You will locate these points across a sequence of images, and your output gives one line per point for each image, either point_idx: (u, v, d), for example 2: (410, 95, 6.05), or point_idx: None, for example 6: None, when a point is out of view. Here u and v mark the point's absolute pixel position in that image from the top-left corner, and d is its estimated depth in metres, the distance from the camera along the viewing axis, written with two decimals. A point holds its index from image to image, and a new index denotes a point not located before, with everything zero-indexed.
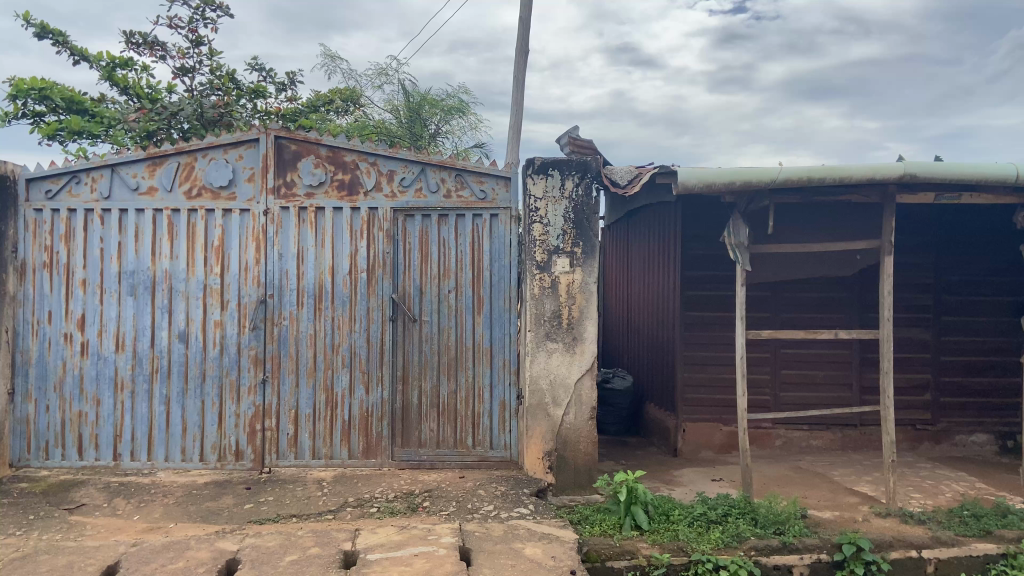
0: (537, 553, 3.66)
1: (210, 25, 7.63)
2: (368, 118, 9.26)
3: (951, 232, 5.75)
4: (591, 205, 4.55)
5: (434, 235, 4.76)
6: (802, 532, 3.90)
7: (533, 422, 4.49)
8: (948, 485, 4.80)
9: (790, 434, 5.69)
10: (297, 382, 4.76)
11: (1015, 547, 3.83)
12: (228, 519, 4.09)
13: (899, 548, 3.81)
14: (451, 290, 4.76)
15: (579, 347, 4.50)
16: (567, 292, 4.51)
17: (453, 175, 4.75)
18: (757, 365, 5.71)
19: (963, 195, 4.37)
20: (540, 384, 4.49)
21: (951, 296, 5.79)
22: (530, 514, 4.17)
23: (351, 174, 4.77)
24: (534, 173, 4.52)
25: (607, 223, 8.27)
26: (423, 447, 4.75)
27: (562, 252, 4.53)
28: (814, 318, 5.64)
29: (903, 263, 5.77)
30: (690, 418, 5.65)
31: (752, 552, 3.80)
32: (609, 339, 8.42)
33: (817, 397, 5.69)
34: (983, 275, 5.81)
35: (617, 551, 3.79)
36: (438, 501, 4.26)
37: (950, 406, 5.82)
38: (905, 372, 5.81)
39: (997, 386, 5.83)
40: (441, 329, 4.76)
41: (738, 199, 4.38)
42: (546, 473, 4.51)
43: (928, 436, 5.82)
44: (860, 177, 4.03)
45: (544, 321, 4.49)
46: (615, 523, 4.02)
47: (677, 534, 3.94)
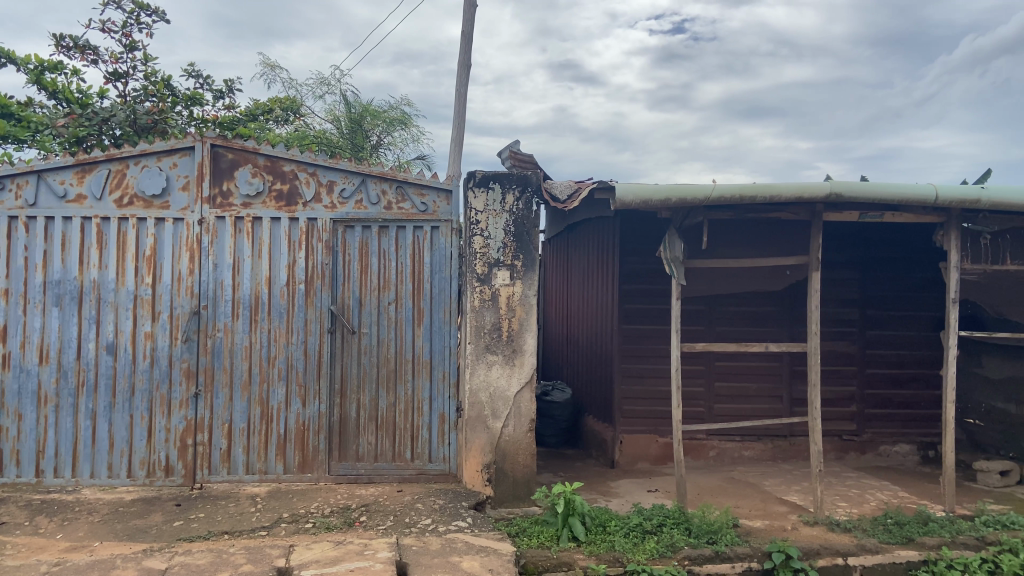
0: (474, 566, 3.67)
1: (145, 30, 7.43)
2: (308, 127, 9.15)
3: (874, 248, 5.99)
4: (531, 218, 4.63)
5: (374, 246, 4.73)
6: (734, 541, 4.00)
7: (472, 436, 4.52)
8: (873, 494, 4.97)
9: (723, 445, 5.81)
10: (231, 396, 4.66)
11: (935, 554, 3.98)
12: (156, 536, 3.96)
13: (826, 556, 3.93)
14: (391, 302, 4.73)
15: (518, 359, 4.56)
16: (507, 305, 4.57)
17: (394, 187, 4.74)
18: (691, 378, 5.82)
19: (886, 214, 4.53)
20: (479, 397, 4.52)
21: (875, 310, 6.03)
22: (469, 527, 4.16)
23: (289, 184, 4.71)
24: (475, 186, 4.58)
25: (547, 238, 8.34)
26: (360, 461, 4.70)
27: (502, 265, 4.59)
28: (747, 331, 5.77)
29: (830, 278, 5.97)
30: (626, 430, 5.71)
31: (686, 562, 3.89)
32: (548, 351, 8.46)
33: (749, 408, 5.83)
34: (906, 290, 6.06)
35: (555, 563, 3.86)
36: (375, 516, 4.22)
37: (876, 418, 6.03)
38: (832, 385, 5.99)
39: (919, 398, 6.08)
40: (381, 341, 4.72)
41: (674, 214, 4.51)
42: (484, 486, 4.52)
43: (854, 447, 6.01)
44: (787, 196, 4.19)
45: (484, 334, 4.53)
46: (552, 535, 4.08)
47: (613, 544, 4.00)
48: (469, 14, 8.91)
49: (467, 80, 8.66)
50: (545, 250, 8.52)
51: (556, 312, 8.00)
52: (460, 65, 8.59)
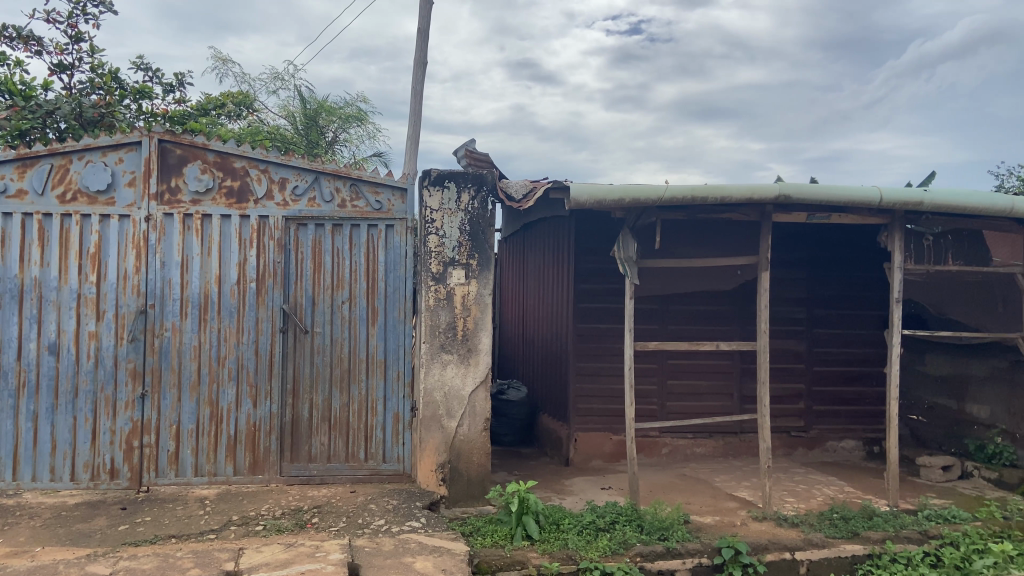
0: (427, 566, 3.66)
1: (92, 21, 7.21)
2: (261, 123, 9.01)
3: (821, 248, 6.13)
4: (487, 218, 4.63)
5: (327, 245, 4.68)
6: (685, 537, 4.06)
7: (426, 435, 4.50)
8: (819, 489, 5.09)
9: (676, 442, 5.88)
10: (179, 397, 4.56)
11: (879, 547, 4.07)
12: (101, 541, 3.86)
13: (773, 550, 4.00)
14: (345, 301, 4.68)
15: (473, 358, 4.56)
16: (462, 304, 4.56)
17: (348, 184, 4.69)
18: (645, 376, 5.87)
19: (833, 215, 4.62)
20: (434, 396, 4.50)
21: (822, 309, 6.17)
22: (422, 527, 4.14)
23: (240, 181, 4.62)
24: (431, 185, 4.57)
25: (503, 236, 8.35)
26: (313, 462, 4.65)
27: (458, 264, 4.58)
28: (699, 329, 5.85)
29: (779, 278, 6.09)
30: (581, 428, 5.75)
31: (638, 558, 3.93)
32: (503, 349, 8.47)
33: (701, 406, 5.92)
34: (852, 290, 6.22)
35: (508, 562, 3.87)
36: (327, 518, 4.17)
37: (823, 414, 6.17)
38: (781, 382, 6.12)
39: (864, 395, 6.24)
40: (334, 341, 4.67)
41: (628, 214, 4.56)
42: (438, 485, 4.51)
43: (802, 443, 6.13)
44: (737, 197, 4.26)
45: (439, 333, 4.52)
46: (506, 534, 4.10)
47: (566, 542, 4.03)
48: (426, 11, 8.87)
49: (423, 77, 8.61)
50: (501, 248, 8.53)
51: (511, 311, 8.01)
52: (417, 62, 8.52)
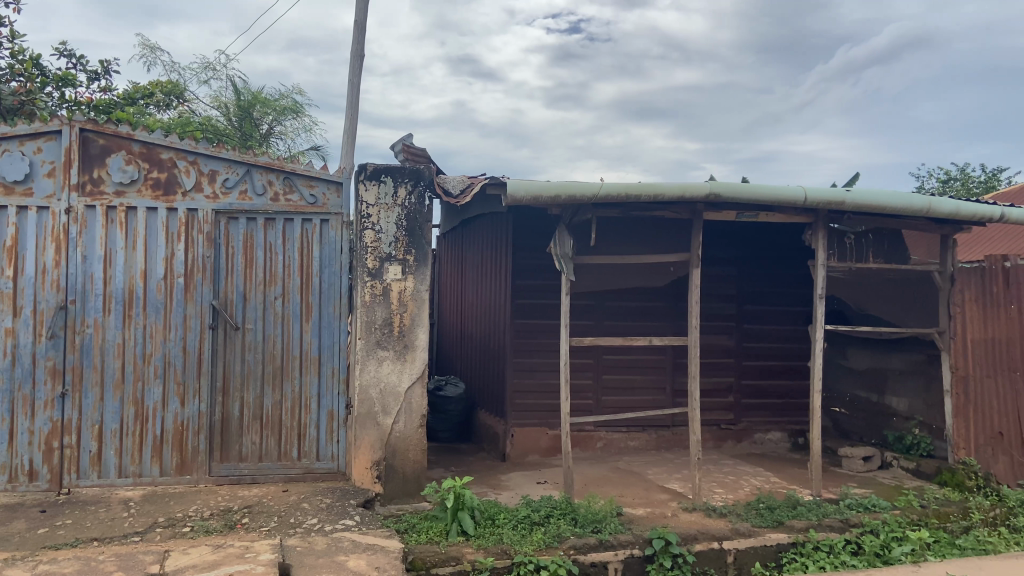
0: (360, 565, 3.62)
1: (11, 4, 6.88)
2: (192, 114, 8.77)
3: (750, 246, 6.30)
4: (424, 213, 4.61)
5: (259, 239, 4.58)
6: (618, 529, 4.12)
7: (361, 433, 4.45)
8: (747, 479, 5.24)
9: (610, 436, 5.96)
10: (102, 396, 4.40)
11: (803, 535, 4.20)
12: (17, 546, 3.69)
13: (702, 540, 4.10)
14: (278, 297, 4.59)
15: (409, 355, 4.53)
16: (398, 300, 4.53)
17: (281, 178, 4.60)
18: (580, 371, 5.93)
19: (760, 214, 4.76)
20: (369, 393, 4.46)
21: (751, 306, 6.35)
22: (355, 526, 4.10)
23: (167, 173, 4.48)
24: (367, 179, 4.51)
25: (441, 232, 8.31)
26: (244, 461, 4.55)
27: (394, 260, 4.54)
28: (633, 325, 5.94)
29: (710, 274, 6.24)
30: (518, 423, 5.77)
31: (571, 550, 3.96)
32: (442, 345, 8.44)
33: (634, 400, 6.02)
34: (779, 286, 6.41)
35: (443, 558, 3.85)
36: (257, 518, 4.09)
37: (751, 407, 6.35)
38: (712, 376, 6.27)
39: (790, 388, 6.45)
40: (266, 337, 4.58)
41: (564, 211, 4.60)
42: (373, 483, 4.47)
43: (731, 435, 6.30)
44: (670, 195, 4.34)
45: (375, 329, 4.48)
46: (441, 530, 4.09)
47: (501, 537, 4.05)
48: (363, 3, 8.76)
49: (359, 70, 8.50)
50: (439, 244, 8.49)
51: (450, 307, 7.98)
52: (353, 55, 8.41)
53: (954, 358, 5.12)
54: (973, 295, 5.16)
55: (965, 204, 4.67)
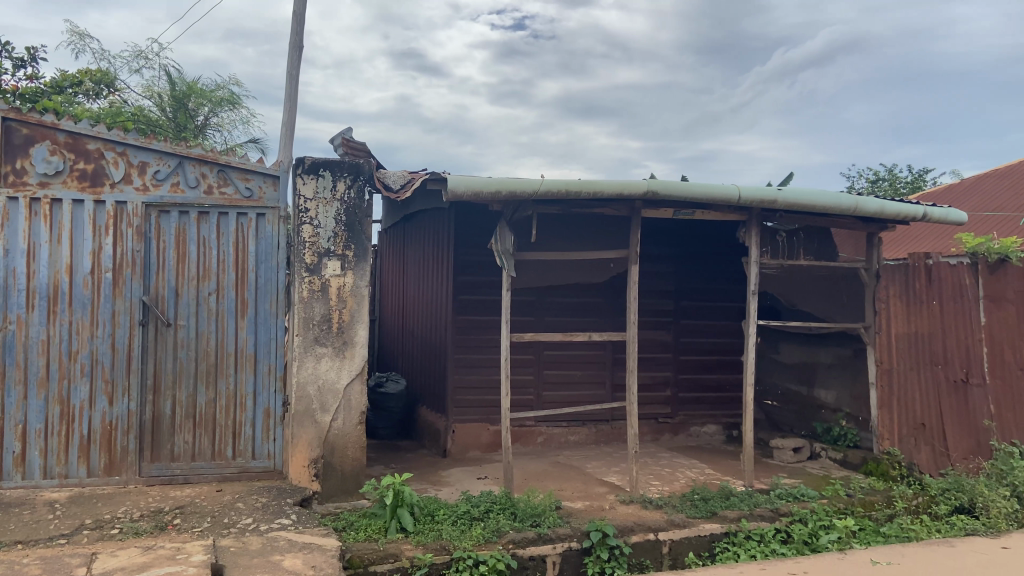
0: (296, 564, 3.56)
1: None
2: (124, 104, 8.49)
3: (687, 243, 6.42)
4: (363, 208, 4.56)
5: (192, 233, 4.46)
6: (556, 523, 4.16)
7: (298, 431, 4.38)
8: (683, 471, 5.34)
9: (550, 431, 6.01)
10: (25, 395, 4.23)
11: (735, 525, 4.31)
12: None
13: (639, 532, 4.18)
14: (211, 292, 4.48)
15: (348, 351, 4.48)
16: (337, 296, 4.47)
17: (215, 170, 4.49)
18: (521, 367, 5.96)
19: (697, 212, 4.86)
20: (307, 390, 4.40)
21: (688, 302, 6.47)
22: (292, 525, 4.04)
23: (94, 164, 4.33)
24: (305, 173, 4.44)
25: (382, 227, 8.23)
26: (176, 461, 4.44)
27: (333, 255, 4.49)
28: (573, 321, 6.00)
29: (649, 271, 6.33)
30: (459, 420, 5.76)
31: (510, 545, 3.98)
32: (382, 341, 8.37)
33: (574, 395, 6.08)
34: (715, 282, 6.55)
35: (381, 555, 3.82)
36: (190, 518, 4.00)
37: (688, 401, 6.48)
38: (650, 371, 6.37)
39: (725, 382, 6.60)
40: (199, 334, 4.47)
41: (505, 207, 4.60)
42: (311, 481, 4.41)
43: (668, 429, 6.41)
44: (609, 192, 4.38)
45: (313, 326, 4.41)
46: (380, 527, 4.07)
47: (441, 533, 4.03)
48: None
49: (298, 62, 8.36)
50: (380, 239, 8.41)
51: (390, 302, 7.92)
52: (292, 47, 8.26)
53: (879, 352, 5.38)
54: (897, 291, 5.37)
55: (889, 203, 4.85)
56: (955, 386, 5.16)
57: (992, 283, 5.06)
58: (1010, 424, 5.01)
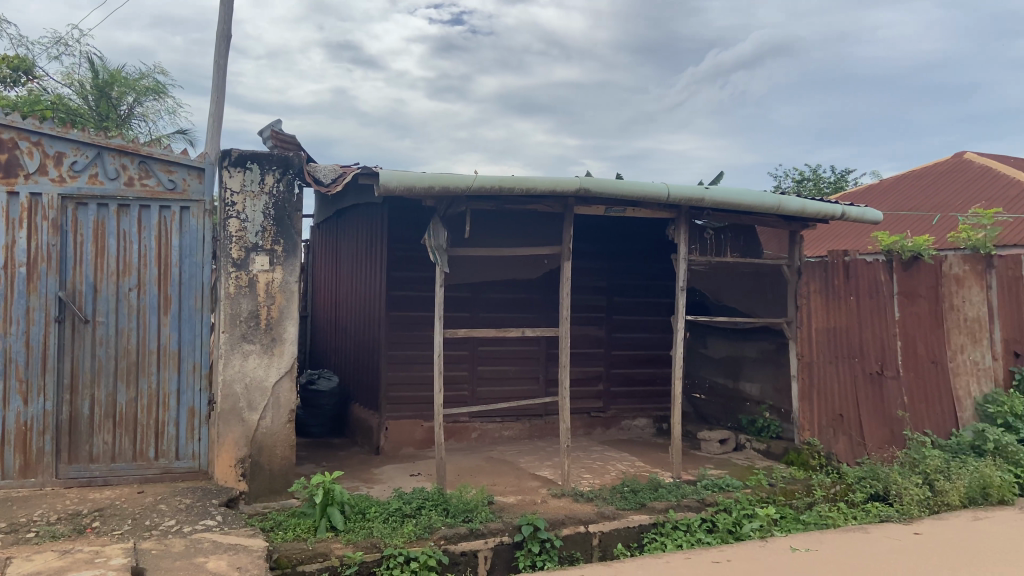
0: (220, 565, 3.48)
1: None
2: (42, 92, 8.15)
3: (619, 240, 6.52)
4: (293, 202, 4.48)
5: (112, 227, 4.30)
6: (488, 518, 4.17)
7: (224, 430, 4.28)
8: (613, 464, 5.43)
9: (484, 426, 6.02)
10: None
11: (663, 516, 4.41)
12: None
13: (569, 524, 4.23)
14: (132, 288, 4.34)
15: (277, 348, 4.40)
16: (265, 292, 4.38)
17: (137, 162, 4.34)
18: (456, 363, 5.95)
19: (628, 209, 4.93)
20: (233, 388, 4.30)
21: (620, 297, 6.57)
22: (217, 526, 3.94)
23: (6, 154, 4.13)
24: (231, 165, 4.34)
25: (314, 222, 8.09)
26: (95, 462, 4.28)
27: (261, 250, 4.39)
28: (507, 317, 6.02)
29: (582, 267, 6.40)
30: (392, 416, 5.72)
31: (442, 541, 3.97)
32: (314, 338, 8.23)
33: (508, 390, 6.11)
34: (646, 279, 6.67)
35: (310, 555, 3.76)
36: (110, 521, 3.86)
37: (619, 395, 6.58)
38: (584, 366, 6.45)
39: (656, 376, 6.73)
40: (120, 331, 4.32)
41: (438, 203, 4.58)
42: (238, 481, 4.32)
43: (600, 422, 6.49)
44: (542, 189, 4.40)
45: (240, 322, 4.31)
46: (310, 526, 4.01)
47: (372, 531, 4.00)
48: None
49: (227, 52, 8.16)
50: (312, 234, 8.28)
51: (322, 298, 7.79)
52: (221, 36, 8.05)
53: (800, 345, 5.49)
54: (817, 287, 5.51)
55: (811, 203, 5.00)
56: (871, 377, 5.38)
57: (907, 280, 5.36)
58: (921, 414, 5.29)
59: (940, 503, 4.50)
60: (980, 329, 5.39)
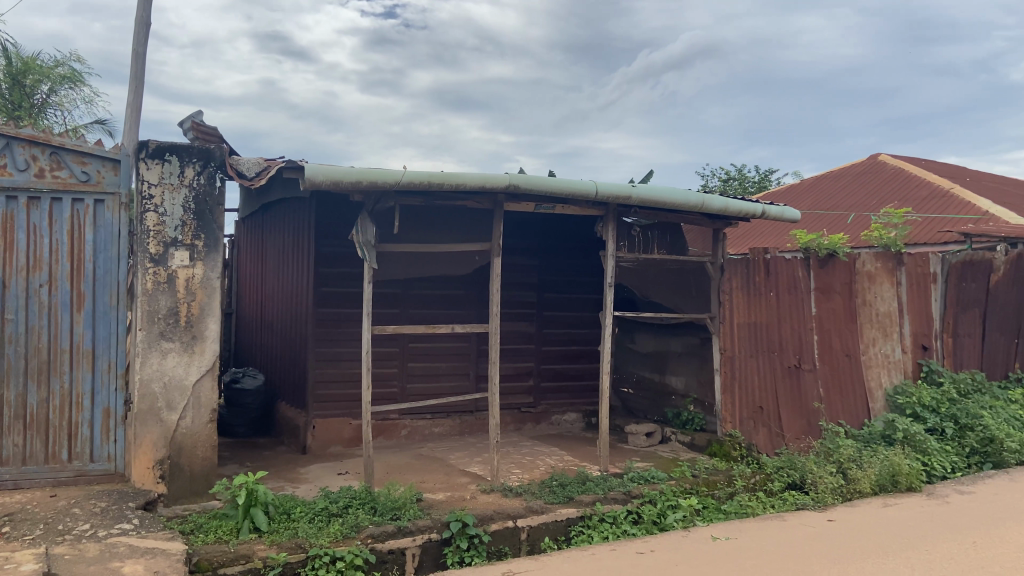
0: (136, 570, 3.36)
1: None
2: None
3: (550, 237, 6.57)
4: (214, 196, 4.36)
5: (21, 220, 4.09)
6: (416, 515, 4.14)
7: (142, 430, 4.14)
8: (543, 459, 5.48)
9: (414, 423, 5.98)
10: None
11: (590, 509, 4.47)
12: None
13: (498, 519, 4.24)
14: (43, 284, 4.14)
15: (197, 346, 4.27)
16: (185, 288, 4.25)
17: (48, 152, 4.14)
18: (386, 360, 5.90)
19: (557, 206, 4.97)
20: (151, 388, 4.16)
21: (551, 293, 6.63)
22: (134, 529, 3.80)
23: None
24: (149, 157, 4.19)
25: (239, 217, 7.88)
26: (3, 466, 4.08)
27: (181, 245, 4.26)
28: (438, 313, 6.00)
29: (513, 264, 6.43)
30: (319, 415, 5.63)
31: (369, 539, 3.91)
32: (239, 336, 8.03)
33: (439, 387, 6.09)
34: (576, 275, 6.75)
35: (232, 557, 3.65)
36: (19, 526, 3.68)
37: (550, 390, 6.64)
38: (514, 362, 6.48)
39: (586, 371, 6.82)
40: (30, 329, 4.11)
41: (366, 198, 4.52)
42: (156, 483, 4.19)
43: (530, 418, 6.53)
44: (471, 185, 4.40)
45: (158, 319, 4.17)
46: (232, 528, 3.91)
47: (296, 532, 3.92)
48: None
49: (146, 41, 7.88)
50: (237, 229, 8.06)
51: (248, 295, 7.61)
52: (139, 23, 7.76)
53: (722, 340, 5.78)
54: (739, 284, 5.75)
55: (733, 202, 5.15)
56: (788, 371, 5.51)
57: (823, 277, 5.43)
58: (836, 405, 5.39)
59: (852, 491, 4.65)
60: (891, 324, 5.42)
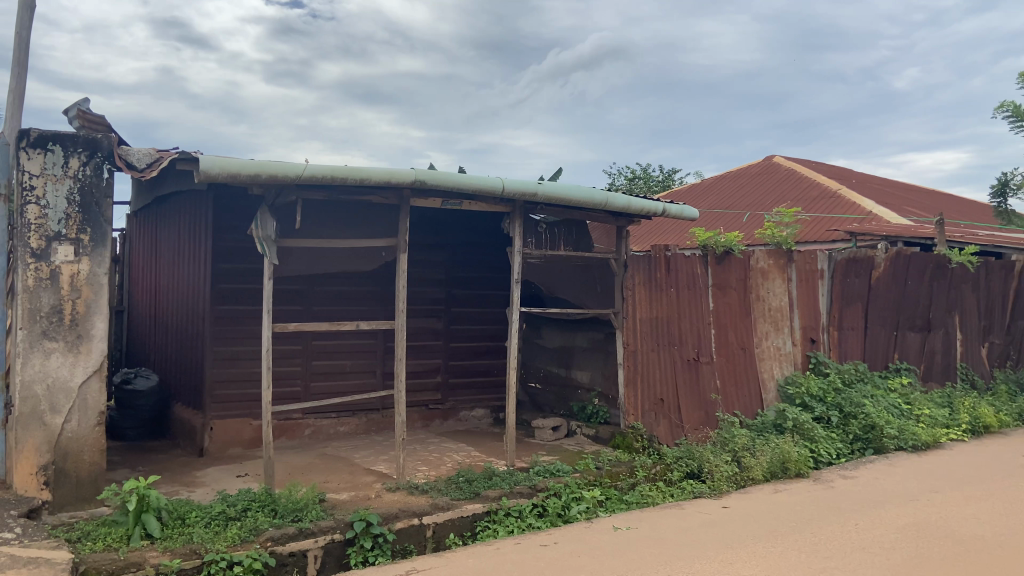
0: None
1: None
2: None
3: (458, 233, 6.57)
4: (102, 188, 4.15)
5: None
6: (319, 516, 4.05)
7: (23, 435, 3.89)
8: (449, 456, 5.47)
9: (318, 423, 5.87)
10: None
11: (496, 503, 4.50)
12: None
13: (403, 518, 4.20)
14: None
15: (83, 346, 4.05)
16: (70, 285, 4.02)
17: None
18: (289, 358, 5.76)
19: (464, 202, 4.97)
20: (33, 390, 3.92)
21: (460, 290, 6.63)
22: (16, 539, 3.56)
23: None
24: (29, 146, 3.94)
25: (132, 211, 7.51)
26: None
27: (65, 239, 4.02)
28: (343, 310, 5.91)
29: (421, 260, 6.39)
30: (218, 416, 5.44)
31: (268, 542, 3.80)
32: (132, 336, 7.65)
33: (344, 385, 6.00)
34: (485, 272, 6.77)
35: (121, 565, 3.48)
36: None
37: (458, 386, 6.65)
38: (422, 358, 6.45)
39: (494, 367, 6.85)
40: None
41: (266, 192, 4.39)
42: (40, 490, 3.94)
43: (438, 414, 6.52)
44: (376, 179, 4.34)
45: (40, 318, 3.93)
46: (122, 535, 3.73)
47: (191, 537, 3.77)
48: None
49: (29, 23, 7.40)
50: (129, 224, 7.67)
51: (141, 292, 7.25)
52: None
53: (625, 335, 5.90)
54: (642, 280, 5.87)
55: (635, 200, 5.28)
56: (688, 364, 5.70)
57: (720, 273, 5.67)
58: (731, 396, 5.64)
59: (746, 477, 4.87)
60: (782, 318, 5.69)
